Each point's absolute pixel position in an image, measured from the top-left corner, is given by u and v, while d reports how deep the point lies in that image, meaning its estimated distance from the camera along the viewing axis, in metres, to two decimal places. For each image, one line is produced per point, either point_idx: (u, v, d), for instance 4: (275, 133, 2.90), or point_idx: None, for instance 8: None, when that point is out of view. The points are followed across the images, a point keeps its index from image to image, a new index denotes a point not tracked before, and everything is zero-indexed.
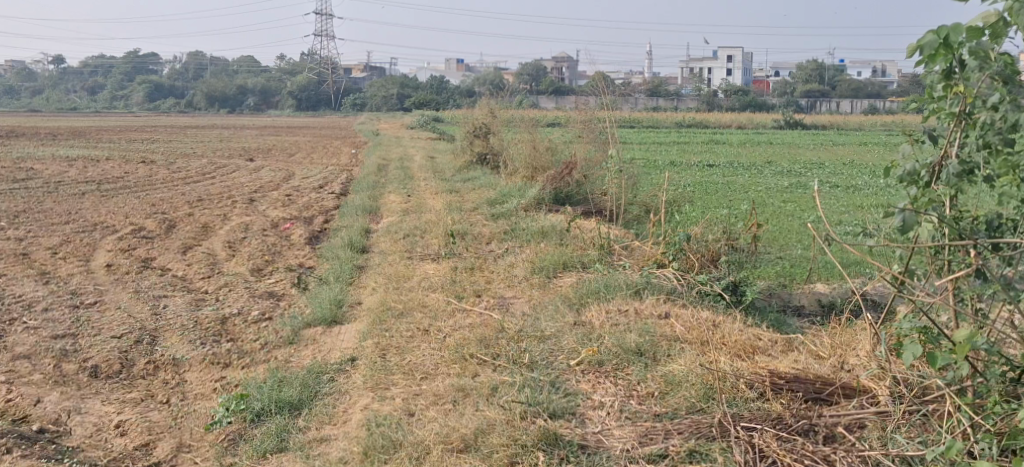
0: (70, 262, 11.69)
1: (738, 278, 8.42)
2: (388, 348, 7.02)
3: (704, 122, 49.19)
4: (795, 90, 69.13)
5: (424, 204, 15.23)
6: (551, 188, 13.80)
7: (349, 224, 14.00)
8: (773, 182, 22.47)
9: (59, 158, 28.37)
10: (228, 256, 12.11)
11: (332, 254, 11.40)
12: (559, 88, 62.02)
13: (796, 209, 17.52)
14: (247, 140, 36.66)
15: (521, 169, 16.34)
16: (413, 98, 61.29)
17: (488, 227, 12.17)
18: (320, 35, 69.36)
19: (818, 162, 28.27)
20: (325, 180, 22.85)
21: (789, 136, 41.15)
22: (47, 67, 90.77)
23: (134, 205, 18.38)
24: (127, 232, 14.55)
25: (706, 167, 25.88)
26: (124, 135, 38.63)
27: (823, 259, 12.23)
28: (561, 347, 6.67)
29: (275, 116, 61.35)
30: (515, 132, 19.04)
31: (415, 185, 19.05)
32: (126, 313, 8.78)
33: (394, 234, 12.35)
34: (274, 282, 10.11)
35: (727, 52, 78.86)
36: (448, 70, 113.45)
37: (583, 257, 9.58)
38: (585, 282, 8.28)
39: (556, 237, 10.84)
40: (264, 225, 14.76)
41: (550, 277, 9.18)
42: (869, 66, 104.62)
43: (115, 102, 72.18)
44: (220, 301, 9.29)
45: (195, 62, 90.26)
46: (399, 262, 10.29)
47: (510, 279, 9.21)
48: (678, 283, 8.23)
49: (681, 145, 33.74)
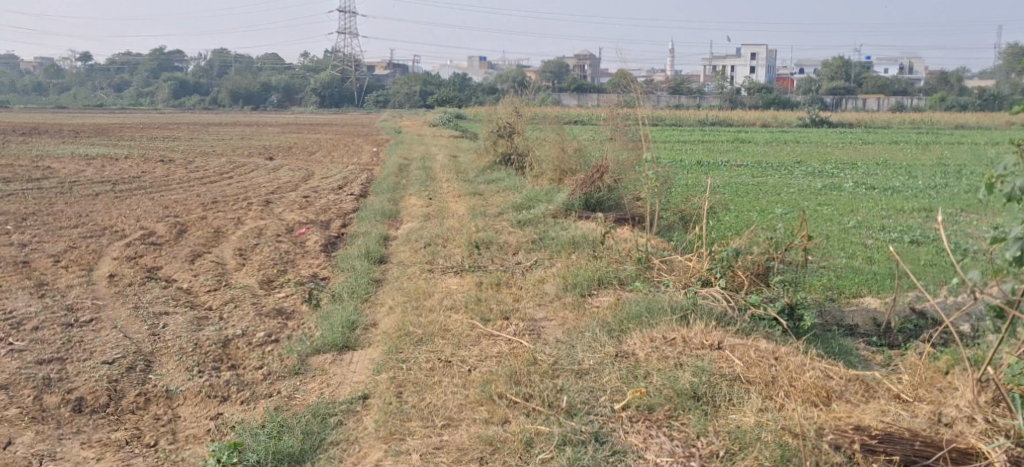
0: (71, 272, 10.98)
1: (793, 298, 7.60)
2: (405, 385, 6.26)
3: (730, 119, 48.20)
4: (822, 88, 67.81)
5: (446, 209, 14.49)
6: (581, 194, 12.95)
7: (367, 230, 13.25)
8: (807, 184, 21.58)
9: (77, 157, 27.76)
10: (238, 266, 11.39)
11: (347, 265, 10.65)
12: (582, 86, 61.12)
13: (834, 213, 16.68)
14: (267, 137, 35.99)
15: (548, 171, 15.59)
16: (435, 95, 60.60)
17: (514, 235, 11.42)
18: (343, 32, 68.74)
19: (851, 162, 27.32)
20: (344, 180, 22.14)
21: (817, 135, 40.02)
22: (74, 64, 91.27)
23: (146, 207, 17.69)
24: (135, 237, 13.85)
25: (736, 167, 25.01)
26: (143, 132, 38.11)
27: (872, 271, 11.42)
28: (602, 385, 6.04)
29: (297, 112, 60.83)
30: (542, 132, 18.28)
31: (435, 187, 18.33)
32: (122, 332, 8.04)
33: (415, 241, 11.60)
34: (284, 297, 9.36)
35: (751, 49, 77.58)
36: (472, 66, 112.59)
37: (619, 271, 8.81)
38: (626, 303, 7.47)
39: (589, 248, 10.06)
40: (278, 230, 14.02)
41: (585, 295, 8.41)
42: (897, 63, 102.65)
43: (140, 99, 72.09)
44: (223, 320, 8.53)
45: (219, 58, 89.77)
46: (419, 276, 9.53)
47: (540, 297, 8.46)
48: (730, 303, 7.38)
49: (708, 144, 32.86)
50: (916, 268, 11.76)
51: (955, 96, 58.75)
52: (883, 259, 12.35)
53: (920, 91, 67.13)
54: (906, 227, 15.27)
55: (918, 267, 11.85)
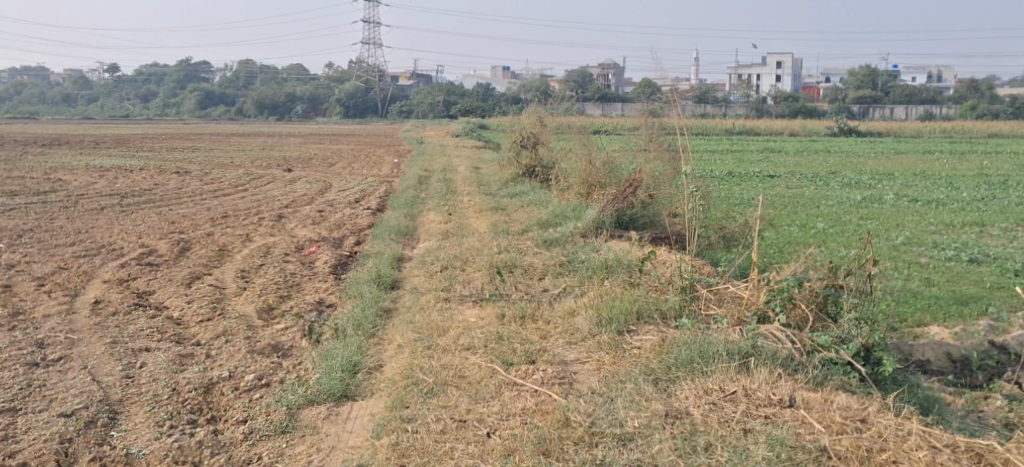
0: (53, 298, 10.06)
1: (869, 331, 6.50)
2: (410, 455, 5.60)
3: (756, 128, 47.04)
4: (849, 97, 66.35)
5: (466, 226, 13.44)
6: (613, 211, 11.75)
7: (382, 250, 12.20)
8: (845, 195, 20.41)
9: (92, 168, 26.95)
10: (237, 291, 10.37)
11: (355, 292, 9.61)
12: (606, 96, 60.13)
13: (879, 228, 15.49)
14: (289, 148, 35.17)
15: (575, 184, 14.47)
16: (459, 106, 59.76)
17: (540, 256, 10.36)
18: (367, 42, 67.97)
19: (887, 172, 26.06)
20: (362, 193, 21.16)
21: (848, 144, 38.73)
22: (102, 75, 91.64)
23: (153, 223, 16.78)
24: (134, 256, 12.89)
25: (769, 178, 23.86)
26: (164, 142, 37.40)
27: (931, 295, 10.22)
28: (650, 458, 5.36)
29: (321, 123, 60.12)
30: (569, 143, 17.25)
31: (456, 201, 17.28)
32: (91, 374, 7.06)
33: (431, 264, 10.53)
34: (282, 330, 8.30)
35: (776, 58, 76.21)
36: (495, 76, 111.78)
37: (660, 302, 7.72)
38: (673, 344, 6.41)
39: (624, 273, 8.93)
40: (287, 249, 13.01)
41: (622, 333, 7.34)
42: (925, 71, 100.58)
43: (166, 109, 71.94)
44: (210, 358, 7.49)
45: (246, 68, 89.56)
46: (434, 306, 8.47)
47: (571, 334, 7.40)
48: (794, 345, 6.28)
49: (738, 154, 31.68)
50: (984, 292, 10.55)
51: (986, 105, 57.20)
52: (943, 281, 11.15)
53: (949, 98, 65.55)
54: (959, 243, 14.05)
55: (984, 290, 10.65)
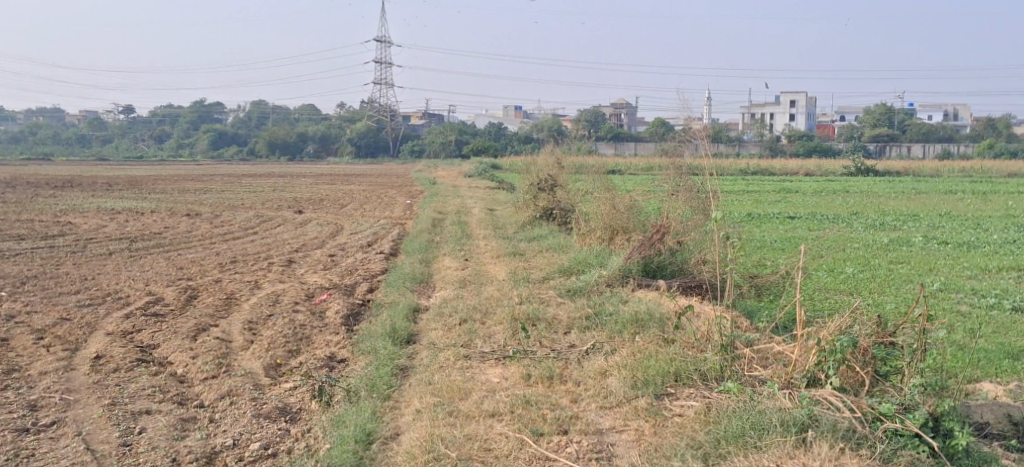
0: (52, 353, 9.57)
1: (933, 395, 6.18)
2: None
3: (770, 168, 46.41)
4: (863, 135, 65.70)
5: (484, 273, 12.93)
6: (639, 258, 11.15)
7: (396, 299, 11.67)
8: (870, 238, 19.81)
9: (102, 211, 26.55)
10: (245, 345, 9.82)
11: (369, 347, 9.09)
12: (618, 136, 59.77)
13: (912, 272, 14.84)
14: (300, 189, 34.77)
15: (597, 229, 13.94)
16: (471, 146, 59.35)
17: (564, 308, 9.81)
18: (379, 83, 67.84)
19: (910, 213, 25.37)
20: (374, 236, 20.67)
21: (866, 184, 38.04)
22: (117, 117, 92.11)
23: (161, 269, 16.32)
24: (140, 304, 12.41)
25: (788, 219, 23.29)
26: (176, 184, 37.05)
27: (980, 347, 9.57)
28: None
29: (333, 163, 59.80)
30: (587, 186, 16.77)
31: (472, 246, 16.77)
32: (85, 443, 6.58)
33: (449, 315, 9.97)
34: (291, 391, 7.77)
35: (789, 96, 75.72)
36: (507, 116, 111.62)
37: (699, 361, 7.14)
38: (722, 413, 6.33)
39: (656, 328, 8.37)
40: (297, 297, 12.49)
41: (659, 402, 6.81)
42: (939, 110, 99.80)
43: (180, 150, 71.98)
44: (214, 423, 6.99)
45: (259, 109, 89.70)
46: (454, 365, 7.94)
47: (604, 403, 6.88)
48: (853, 414, 6.02)
49: (757, 194, 31.09)
50: None
51: (1003, 144, 56.38)
52: (989, 332, 10.48)
53: (964, 137, 64.89)
54: (999, 289, 13.37)
55: None
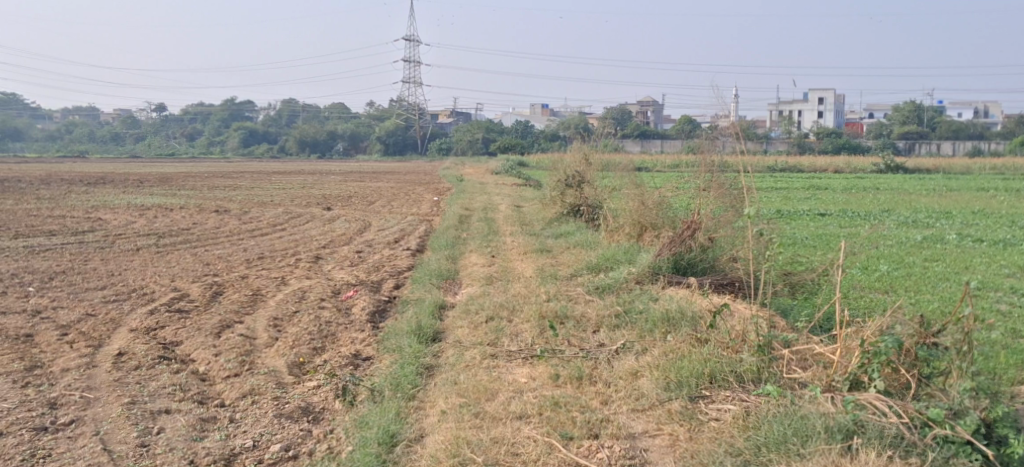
0: (74, 350, 9.45)
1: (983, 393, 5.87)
2: None
3: (800, 165, 45.85)
4: (893, 132, 64.81)
5: (511, 270, 12.71)
6: (670, 255, 10.88)
7: (422, 296, 11.47)
8: (904, 235, 19.38)
9: (132, 207, 26.61)
10: (269, 342, 9.64)
11: (394, 345, 8.89)
12: (645, 133, 59.33)
13: (948, 270, 14.44)
14: (329, 186, 34.75)
15: (625, 226, 13.67)
16: (498, 143, 59.18)
17: (593, 305, 9.57)
18: (407, 81, 67.80)
19: (944, 210, 24.86)
20: (401, 233, 20.51)
21: (896, 181, 37.42)
22: (150, 114, 93.00)
23: (187, 265, 16.23)
24: (165, 301, 12.29)
25: (819, 216, 22.87)
26: (206, 181, 37.19)
27: None
28: None
29: (361, 160, 59.89)
30: (615, 183, 16.50)
31: (498, 242, 16.55)
32: (102, 443, 6.44)
33: (475, 313, 9.75)
34: (313, 390, 7.58)
35: (818, 93, 74.87)
36: (534, 113, 111.37)
37: (735, 362, 6.88)
38: (761, 419, 6.16)
39: (688, 327, 8.09)
40: (322, 294, 12.31)
41: (693, 406, 6.59)
42: (971, 107, 98.40)
43: (211, 147, 72.42)
44: (234, 423, 6.84)
45: (289, 106, 90.15)
46: (481, 364, 7.73)
47: (636, 407, 6.67)
48: (901, 419, 5.83)
49: (787, 191, 30.64)
50: None
51: None
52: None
53: (997, 135, 63.84)
54: None
55: None
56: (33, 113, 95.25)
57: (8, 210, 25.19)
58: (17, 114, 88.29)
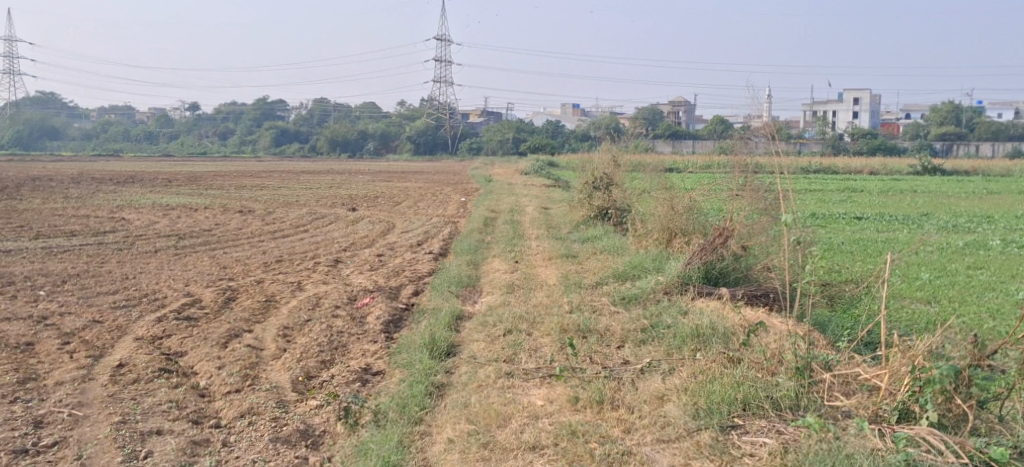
0: (73, 360, 9.03)
1: None
2: None
3: (834, 166, 44.90)
4: (931, 133, 63.47)
5: (534, 277, 12.16)
6: (700, 263, 10.24)
7: (440, 305, 10.95)
8: (946, 240, 18.58)
9: (157, 207, 26.31)
10: (276, 354, 9.15)
11: (406, 360, 8.38)
12: (676, 133, 58.53)
13: (994, 277, 13.68)
14: (356, 185, 34.35)
15: (654, 231, 13.05)
16: (528, 143, 58.66)
17: (618, 318, 9.00)
18: (438, 81, 67.48)
19: (985, 214, 23.94)
20: (425, 235, 20.02)
21: (934, 184, 36.41)
22: (184, 113, 93.48)
23: (204, 268, 15.82)
24: (175, 307, 11.86)
25: (855, 220, 22.11)
26: (234, 180, 36.99)
27: None
28: None
29: (392, 159, 59.60)
30: (644, 185, 15.90)
31: (523, 247, 15.99)
32: None
33: (493, 325, 9.21)
34: (315, 409, 7.09)
35: (853, 94, 73.55)
36: (565, 114, 110.63)
37: (772, 387, 6.31)
38: (802, 458, 5.63)
39: (720, 345, 7.51)
40: (338, 300, 11.82)
41: (726, 439, 6.02)
42: (1010, 108, 96.28)
43: (243, 146, 72.50)
44: (228, 449, 6.45)
45: (320, 105, 90.18)
46: (496, 385, 7.21)
47: (661, 441, 6.14)
48: (960, 460, 5.36)
49: (823, 194, 29.81)
50: None
51: None
52: None
53: None
54: None
55: None
56: (70, 112, 95.81)
57: (33, 209, 24.96)
58: (54, 114, 89.11)
